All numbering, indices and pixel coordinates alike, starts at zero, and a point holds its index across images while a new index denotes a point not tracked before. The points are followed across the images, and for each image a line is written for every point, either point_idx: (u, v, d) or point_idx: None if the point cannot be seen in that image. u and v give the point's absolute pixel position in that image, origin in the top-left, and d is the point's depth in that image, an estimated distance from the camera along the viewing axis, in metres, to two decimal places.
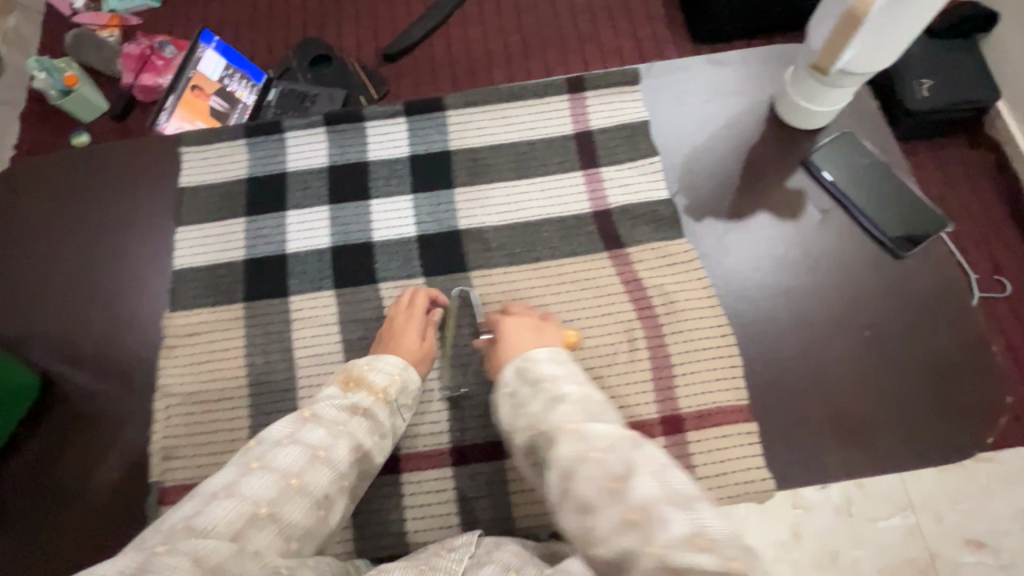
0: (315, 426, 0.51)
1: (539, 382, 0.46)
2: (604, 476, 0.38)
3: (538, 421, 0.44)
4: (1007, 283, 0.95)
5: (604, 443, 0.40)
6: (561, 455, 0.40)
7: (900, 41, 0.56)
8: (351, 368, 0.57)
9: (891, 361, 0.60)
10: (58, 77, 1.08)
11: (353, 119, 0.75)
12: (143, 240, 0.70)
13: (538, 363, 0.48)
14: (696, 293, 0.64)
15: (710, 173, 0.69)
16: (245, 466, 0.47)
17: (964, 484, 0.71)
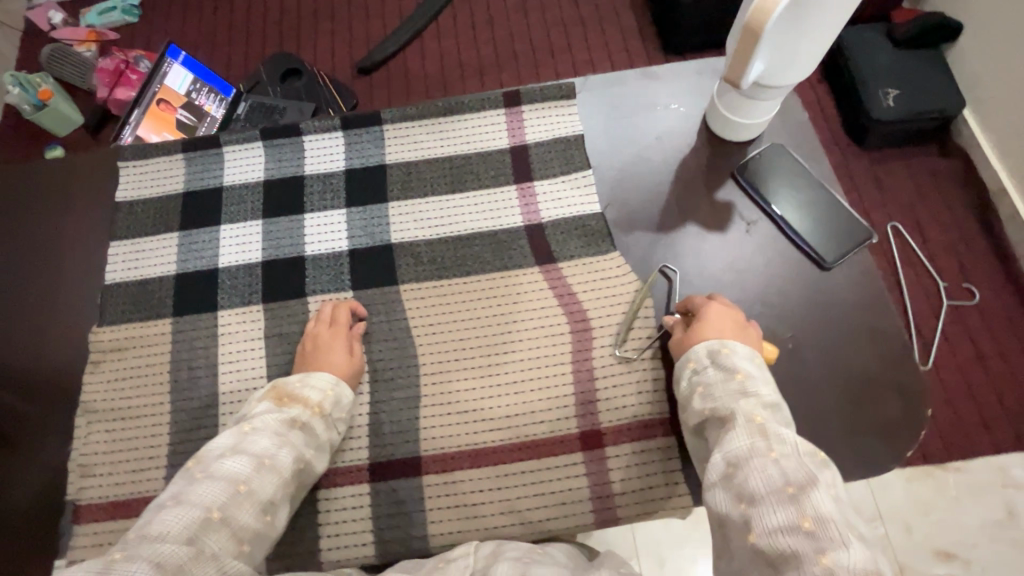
0: (258, 436, 0.51)
1: (736, 375, 0.49)
2: (779, 476, 0.39)
3: (721, 407, 0.48)
4: (975, 291, 1.12)
5: (784, 448, 0.41)
6: (734, 445, 0.43)
7: (809, 50, 0.56)
8: (282, 385, 0.57)
9: (815, 372, 0.60)
10: (32, 92, 1.25)
11: (290, 133, 0.75)
12: (73, 255, 0.70)
13: (730, 357, 0.51)
14: (625, 306, 0.64)
15: (640, 186, 0.70)
16: (190, 478, 0.48)
17: (930, 495, 0.98)
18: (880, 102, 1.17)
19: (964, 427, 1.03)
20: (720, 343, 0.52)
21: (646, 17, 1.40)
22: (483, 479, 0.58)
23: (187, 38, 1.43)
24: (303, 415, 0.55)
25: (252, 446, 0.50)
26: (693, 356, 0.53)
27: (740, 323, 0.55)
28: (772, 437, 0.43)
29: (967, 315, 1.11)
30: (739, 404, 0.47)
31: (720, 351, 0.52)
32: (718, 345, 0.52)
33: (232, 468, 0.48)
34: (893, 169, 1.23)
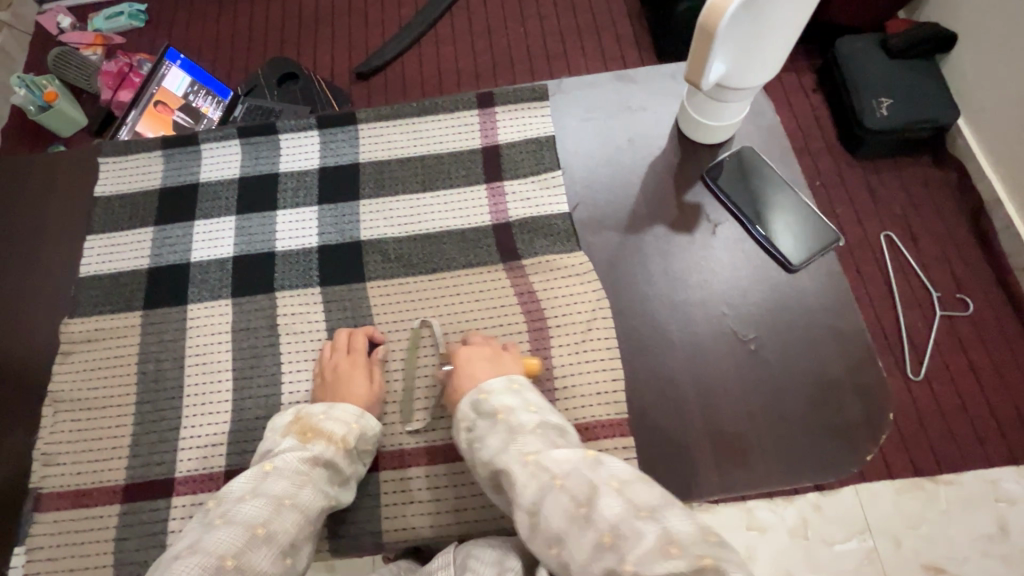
0: (278, 478, 0.51)
1: (496, 419, 0.51)
2: (570, 501, 0.42)
3: (493, 458, 0.49)
4: (969, 301, 1.11)
5: (562, 471, 0.44)
6: (526, 494, 0.45)
7: (760, 64, 0.57)
8: (305, 416, 0.56)
9: (776, 376, 0.59)
10: (38, 93, 1.28)
11: (267, 132, 0.76)
12: (50, 248, 0.71)
13: (489, 402, 0.52)
14: (587, 306, 0.64)
15: (609, 187, 0.70)
16: (209, 524, 0.47)
17: (921, 509, 0.97)
18: (873, 113, 1.16)
19: (958, 443, 1.01)
20: (476, 393, 0.54)
21: (640, 24, 1.40)
22: (439, 476, 0.58)
23: (189, 42, 1.46)
24: (326, 452, 0.54)
25: (273, 488, 0.50)
26: (463, 419, 0.53)
27: (494, 357, 0.58)
28: (545, 465, 0.45)
29: (961, 327, 1.09)
30: (510, 449, 0.48)
31: (479, 401, 0.53)
32: (477, 396, 0.53)
33: (248, 513, 0.48)
34: (888, 177, 1.21)
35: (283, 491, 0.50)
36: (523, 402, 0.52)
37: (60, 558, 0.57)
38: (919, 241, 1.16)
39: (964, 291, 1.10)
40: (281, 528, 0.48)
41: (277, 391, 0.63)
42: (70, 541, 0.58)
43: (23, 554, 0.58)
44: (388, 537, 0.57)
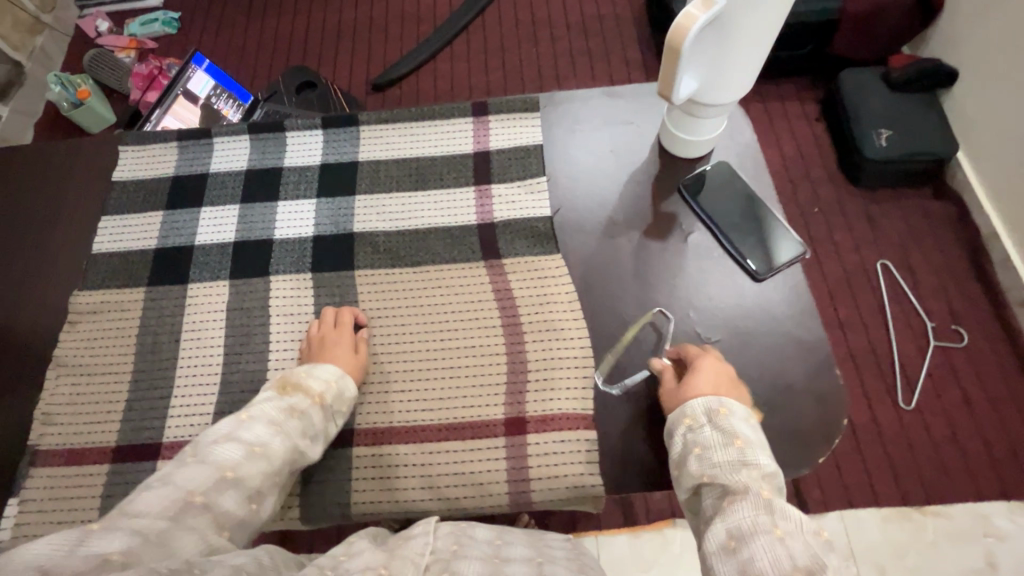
0: (253, 424, 0.54)
1: (732, 441, 0.50)
2: (787, 558, 0.39)
3: (716, 472, 0.48)
4: (964, 332, 1.12)
5: (790, 527, 0.42)
6: (739, 518, 0.44)
7: (727, 86, 0.62)
8: (289, 374, 0.60)
9: (736, 377, 0.62)
10: (71, 91, 1.35)
11: (275, 129, 0.82)
12: (67, 226, 0.77)
13: (728, 422, 0.52)
14: (560, 303, 0.67)
15: (589, 194, 0.74)
16: (182, 461, 0.50)
17: (906, 536, 0.97)
18: (872, 142, 1.19)
19: (947, 473, 1.01)
20: (717, 400, 0.54)
21: (646, 49, 1.46)
22: (408, 455, 0.62)
23: (217, 49, 1.54)
24: (302, 404, 0.57)
25: (246, 433, 0.53)
26: (689, 412, 0.54)
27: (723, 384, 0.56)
28: (777, 510, 0.43)
29: (956, 358, 1.10)
30: (731, 470, 0.48)
31: (719, 411, 0.53)
32: (716, 403, 0.53)
33: (220, 455, 0.51)
34: (881, 204, 1.24)
35: (254, 438, 0.53)
36: (761, 440, 0.51)
37: (50, 510, 0.61)
38: (915, 270, 1.18)
39: (959, 322, 1.11)
40: (251, 473, 0.51)
41: (263, 367, 0.66)
42: (59, 495, 0.61)
43: (15, 506, 0.62)
44: (356, 509, 0.60)
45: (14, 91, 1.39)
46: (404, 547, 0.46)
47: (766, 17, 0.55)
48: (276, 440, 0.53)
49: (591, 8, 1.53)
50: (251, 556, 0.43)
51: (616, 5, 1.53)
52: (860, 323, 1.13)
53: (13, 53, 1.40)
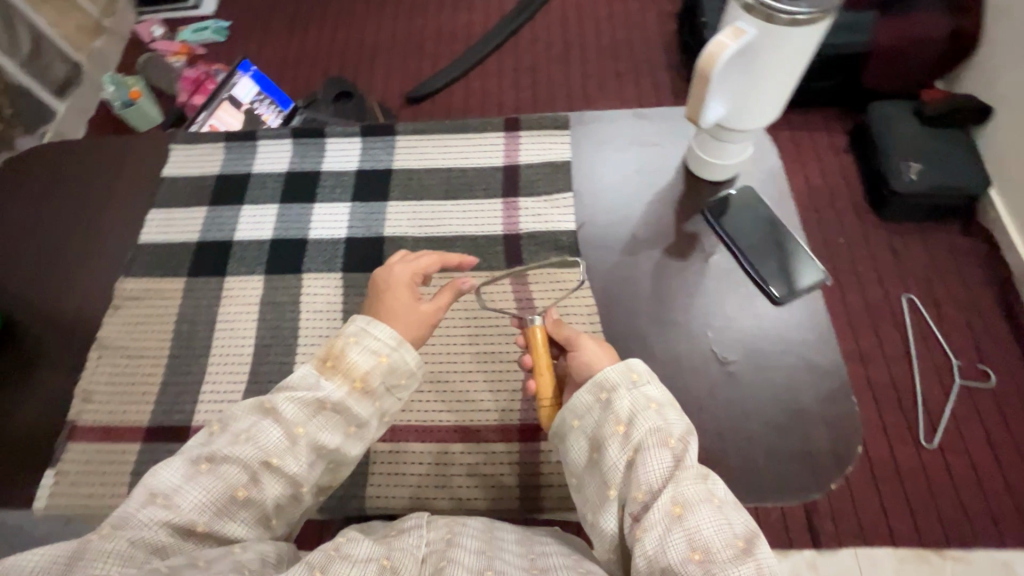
0: (274, 427, 0.51)
1: (647, 405, 0.53)
2: (729, 528, 0.47)
3: (640, 440, 0.51)
4: (990, 372, 1.10)
5: (721, 495, 0.49)
6: (686, 489, 0.48)
7: (759, 111, 0.63)
8: (333, 344, 0.55)
9: (748, 396, 0.63)
10: (124, 92, 1.43)
11: (316, 135, 0.86)
12: (118, 217, 0.81)
13: (644, 387, 0.54)
14: (579, 315, 0.69)
15: (613, 211, 0.76)
16: (193, 471, 0.48)
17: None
18: (901, 174, 1.18)
19: (968, 516, 0.99)
20: (627, 365, 0.55)
21: (676, 74, 1.48)
22: (425, 455, 0.64)
23: (262, 57, 1.62)
24: (338, 393, 0.53)
25: (263, 437, 0.50)
26: (606, 381, 0.55)
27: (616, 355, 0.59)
28: (710, 479, 0.50)
29: (980, 399, 1.08)
30: (663, 440, 0.51)
31: (632, 377, 0.55)
32: (628, 368, 0.55)
33: (233, 469, 0.49)
34: (907, 237, 1.23)
35: (271, 447, 0.50)
36: (667, 397, 0.55)
37: (82, 483, 0.64)
38: (942, 306, 1.16)
39: (985, 361, 1.09)
40: (267, 485, 0.49)
41: (291, 359, 0.69)
42: (92, 470, 0.65)
43: (50, 476, 0.65)
44: (372, 503, 0.62)
45: (72, 89, 1.48)
46: (399, 539, 0.52)
47: (796, 50, 0.57)
48: (292, 456, 0.50)
49: (623, 31, 1.56)
50: (257, 551, 0.47)
51: (647, 30, 1.56)
52: (882, 357, 1.12)
53: (73, 54, 1.49)
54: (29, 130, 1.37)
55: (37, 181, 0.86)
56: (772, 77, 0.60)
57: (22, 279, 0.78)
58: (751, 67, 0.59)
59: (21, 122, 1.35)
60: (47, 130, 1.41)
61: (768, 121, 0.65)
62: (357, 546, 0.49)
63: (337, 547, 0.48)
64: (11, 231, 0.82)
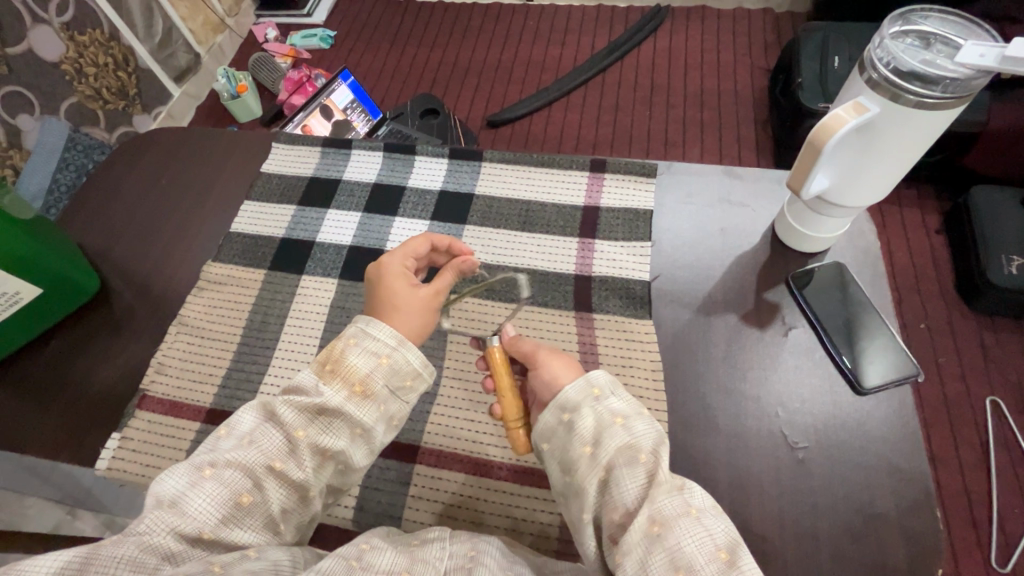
0: (274, 430, 0.51)
1: (613, 421, 0.51)
2: (709, 537, 0.45)
3: (608, 458, 0.49)
4: None
5: (701, 505, 0.47)
6: (664, 505, 0.46)
7: (861, 196, 0.61)
8: (331, 348, 0.55)
9: (815, 488, 0.58)
10: (233, 85, 1.54)
11: (406, 152, 0.89)
12: (214, 205, 0.87)
13: (607, 402, 0.53)
14: (644, 371, 0.66)
15: (690, 268, 0.74)
16: (198, 473, 0.49)
17: None
18: (1000, 267, 1.07)
19: None
20: (587, 380, 0.54)
21: (765, 131, 1.44)
22: (466, 484, 0.63)
23: (361, 68, 1.70)
24: (336, 399, 0.52)
25: (265, 442, 0.51)
26: (564, 401, 0.53)
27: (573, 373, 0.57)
28: (690, 490, 0.48)
29: None
30: (635, 459, 0.49)
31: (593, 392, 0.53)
32: (588, 384, 0.53)
33: (237, 474, 0.49)
34: (1005, 335, 1.12)
35: (273, 452, 0.50)
36: (634, 407, 0.53)
37: (140, 452, 0.67)
38: None
39: None
40: (270, 491, 0.50)
41: None
42: (153, 441, 0.67)
43: (114, 440, 0.68)
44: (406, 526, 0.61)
45: (189, 76, 1.60)
46: (424, 550, 0.52)
47: (920, 132, 0.54)
48: (295, 461, 0.51)
49: (714, 82, 1.54)
50: (270, 560, 0.47)
51: (739, 82, 1.52)
52: (958, 463, 1.02)
53: (196, 46, 1.62)
54: (146, 109, 1.50)
55: (148, 162, 0.93)
56: (891, 169, 0.58)
57: (122, 252, 0.84)
58: (886, 150, 0.56)
59: (141, 101, 1.47)
60: (161, 112, 1.54)
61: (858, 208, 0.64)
62: (380, 556, 0.50)
63: (360, 556, 0.49)
64: (118, 204, 0.89)
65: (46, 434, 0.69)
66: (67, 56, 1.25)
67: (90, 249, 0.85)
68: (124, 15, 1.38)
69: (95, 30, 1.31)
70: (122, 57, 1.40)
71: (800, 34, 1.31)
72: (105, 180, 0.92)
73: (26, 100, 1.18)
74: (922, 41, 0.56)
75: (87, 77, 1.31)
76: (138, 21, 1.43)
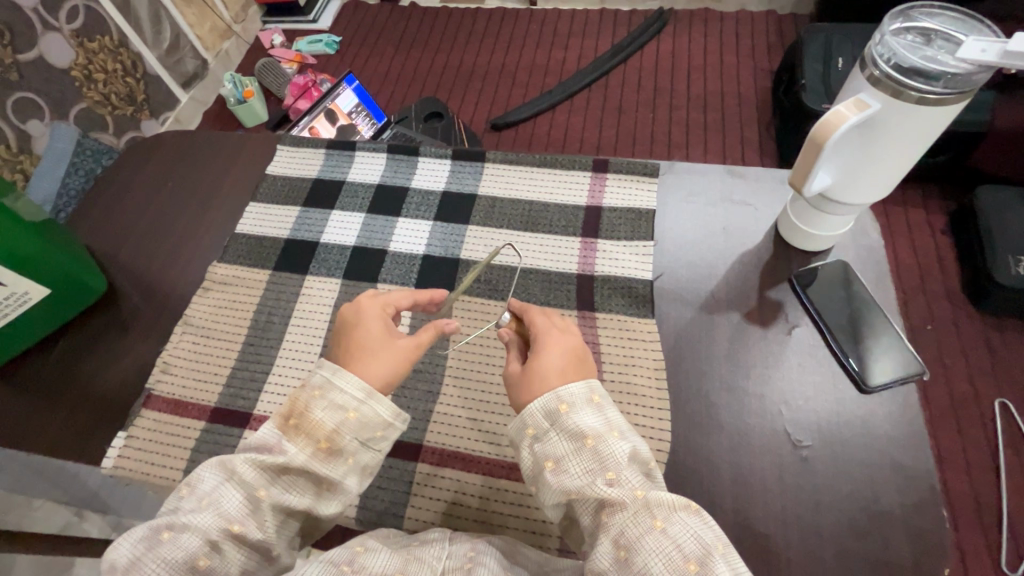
0: (235, 490, 0.50)
1: (543, 466, 0.50)
2: (676, 551, 0.43)
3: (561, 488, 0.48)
4: None
5: (667, 514, 0.45)
6: (621, 530, 0.45)
7: (871, 190, 0.61)
8: (299, 399, 0.54)
9: (820, 487, 0.58)
10: (239, 89, 1.55)
11: (410, 153, 0.90)
12: (220, 207, 0.88)
13: (538, 443, 0.51)
14: (647, 370, 0.66)
15: (692, 267, 0.74)
16: (156, 537, 0.47)
17: None
18: (1007, 269, 1.06)
19: None
20: (521, 421, 0.52)
21: (769, 132, 1.44)
22: (468, 482, 0.63)
23: (366, 72, 1.72)
24: (300, 457, 0.51)
25: (224, 504, 0.49)
26: (531, 419, 0.52)
27: (580, 354, 0.57)
28: (653, 501, 0.45)
29: None
30: (595, 481, 0.48)
31: (559, 409, 0.51)
32: (522, 424, 0.52)
33: (194, 539, 0.47)
34: (1013, 336, 1.11)
35: (232, 515, 0.49)
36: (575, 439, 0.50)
37: (146, 450, 0.67)
38: None
39: None
40: (230, 556, 0.48)
41: None
42: (158, 439, 0.68)
43: (121, 439, 0.68)
44: (410, 528, 0.61)
45: (195, 82, 1.62)
46: (424, 549, 0.52)
47: (924, 129, 0.54)
48: (255, 523, 0.50)
49: (717, 84, 1.54)
50: None
51: (742, 85, 1.52)
52: (966, 465, 1.01)
53: (203, 52, 1.64)
54: (153, 114, 1.51)
55: (156, 166, 0.94)
56: (900, 162, 0.58)
57: (128, 255, 0.85)
58: (898, 144, 0.56)
59: (149, 107, 1.49)
60: (168, 117, 1.55)
61: (868, 203, 0.63)
62: (374, 557, 0.50)
63: (351, 560, 0.49)
64: (125, 207, 0.90)
65: (50, 435, 0.70)
66: (77, 63, 1.27)
67: (98, 251, 0.86)
68: (132, 22, 1.40)
69: (103, 37, 1.33)
70: (130, 63, 1.41)
71: (804, 35, 1.31)
72: (112, 184, 0.93)
73: (37, 106, 1.19)
74: (923, 38, 0.56)
75: (96, 82, 1.33)
76: (146, 29, 1.45)
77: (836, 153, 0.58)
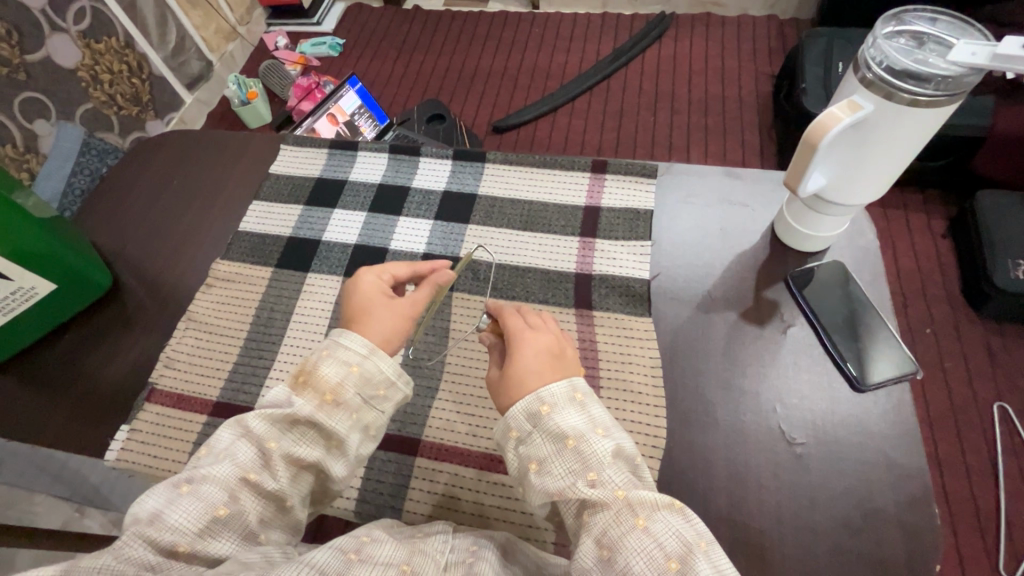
0: (247, 444, 0.51)
1: (528, 467, 0.51)
2: (658, 550, 0.44)
3: (552, 488, 0.49)
4: None
5: (649, 513, 0.46)
6: (601, 530, 0.46)
7: (866, 190, 0.62)
8: (307, 361, 0.55)
9: (815, 484, 0.58)
10: (243, 91, 1.57)
11: (411, 153, 0.91)
12: (224, 205, 0.89)
13: (527, 443, 0.51)
14: (643, 369, 0.67)
15: (688, 266, 0.75)
16: (175, 490, 0.48)
17: None
18: (1005, 272, 1.07)
19: None
20: (506, 423, 0.53)
21: (769, 136, 1.44)
22: (466, 476, 0.64)
23: (369, 75, 1.73)
24: (306, 409, 0.52)
25: (238, 454, 0.51)
26: (513, 422, 0.52)
27: (556, 352, 0.57)
28: (635, 500, 0.46)
29: None
30: (576, 482, 0.48)
31: (541, 410, 0.51)
32: (506, 426, 0.53)
33: (213, 487, 0.49)
34: (1011, 339, 1.11)
35: (248, 464, 0.50)
36: (558, 438, 0.50)
37: (147, 444, 0.68)
38: None
39: None
40: (246, 501, 0.49)
41: None
42: (160, 433, 0.69)
43: (123, 433, 0.70)
44: (408, 519, 0.62)
45: (201, 84, 1.64)
46: (424, 542, 0.52)
47: (921, 129, 0.55)
48: (269, 472, 0.50)
49: (719, 87, 1.55)
50: (260, 554, 0.48)
51: (744, 89, 1.53)
52: (965, 468, 1.01)
53: (208, 54, 1.66)
54: (158, 115, 1.53)
55: (160, 165, 0.95)
56: (896, 162, 0.59)
57: (133, 251, 0.86)
58: (896, 145, 0.57)
59: (154, 107, 1.51)
60: (173, 117, 1.57)
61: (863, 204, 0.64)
62: (379, 548, 0.50)
63: (359, 549, 0.49)
64: (128, 205, 0.91)
65: (57, 427, 0.71)
66: (84, 64, 1.29)
67: (104, 247, 0.88)
68: (139, 23, 1.42)
69: (110, 38, 1.35)
70: (136, 64, 1.43)
71: (803, 39, 1.33)
72: (117, 182, 0.95)
73: (44, 106, 1.20)
74: (916, 41, 0.57)
75: (102, 83, 1.35)
76: (152, 29, 1.47)
77: (835, 151, 0.59)
